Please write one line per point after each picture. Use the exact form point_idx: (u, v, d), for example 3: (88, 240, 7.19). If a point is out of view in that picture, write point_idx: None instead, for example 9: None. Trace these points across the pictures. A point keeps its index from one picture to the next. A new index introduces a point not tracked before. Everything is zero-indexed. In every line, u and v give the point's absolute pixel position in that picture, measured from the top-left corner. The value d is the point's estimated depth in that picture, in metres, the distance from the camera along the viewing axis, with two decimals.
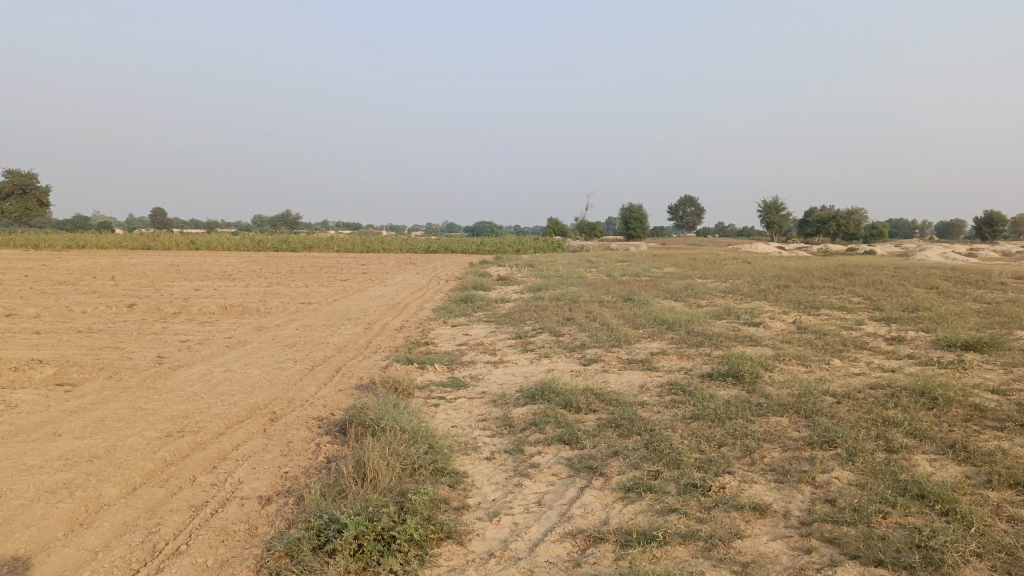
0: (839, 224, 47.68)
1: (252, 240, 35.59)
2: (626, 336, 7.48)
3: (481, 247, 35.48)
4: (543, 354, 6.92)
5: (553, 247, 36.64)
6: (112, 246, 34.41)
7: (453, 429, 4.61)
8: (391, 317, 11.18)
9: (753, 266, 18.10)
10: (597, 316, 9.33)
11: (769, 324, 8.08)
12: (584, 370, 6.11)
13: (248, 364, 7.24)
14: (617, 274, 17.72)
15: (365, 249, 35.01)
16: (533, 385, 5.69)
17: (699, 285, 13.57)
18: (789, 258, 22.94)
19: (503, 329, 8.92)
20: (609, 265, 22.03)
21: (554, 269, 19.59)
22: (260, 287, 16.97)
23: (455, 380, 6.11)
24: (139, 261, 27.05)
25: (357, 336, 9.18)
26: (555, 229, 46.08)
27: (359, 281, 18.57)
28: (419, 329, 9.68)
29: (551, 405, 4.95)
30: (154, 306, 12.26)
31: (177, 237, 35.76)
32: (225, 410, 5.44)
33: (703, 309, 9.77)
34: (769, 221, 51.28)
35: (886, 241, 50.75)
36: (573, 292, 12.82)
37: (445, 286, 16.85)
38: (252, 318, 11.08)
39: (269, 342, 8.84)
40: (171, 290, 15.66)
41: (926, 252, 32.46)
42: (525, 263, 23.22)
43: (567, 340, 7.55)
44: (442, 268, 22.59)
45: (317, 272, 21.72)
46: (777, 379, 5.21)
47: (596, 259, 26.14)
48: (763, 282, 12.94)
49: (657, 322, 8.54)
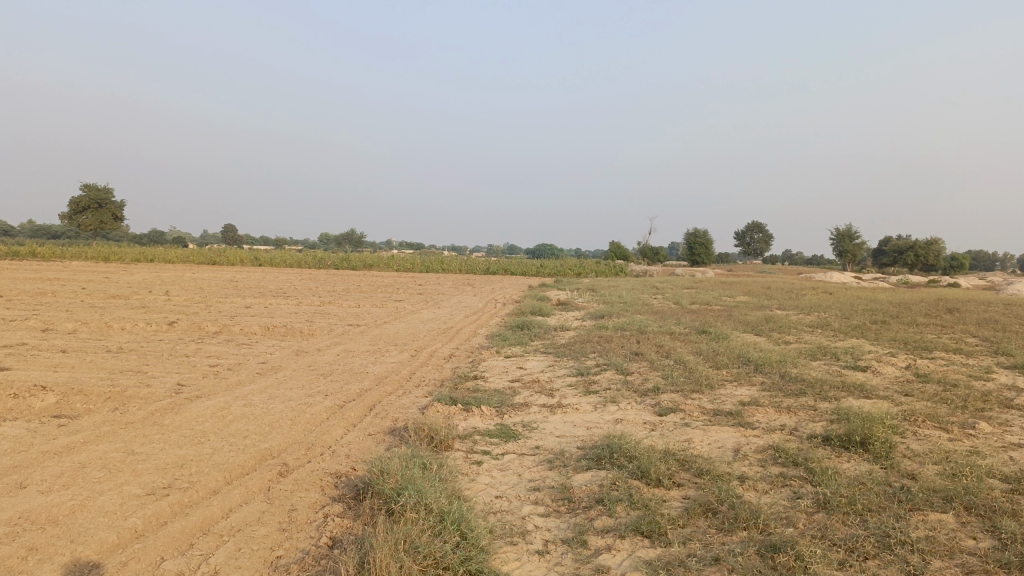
0: (917, 253, 45.11)
1: (313, 258, 35.39)
2: (708, 378, 6.35)
3: (540, 270, 34.49)
4: (609, 399, 5.85)
5: (615, 272, 35.38)
6: (178, 261, 34.64)
7: (498, 505, 3.60)
8: (441, 344, 10.27)
9: (834, 297, 16.57)
10: (670, 351, 8.21)
11: (878, 370, 6.82)
12: (660, 424, 5.02)
13: (272, 397, 6.37)
14: (686, 303, 16.45)
15: (424, 269, 34.46)
16: (598, 442, 4.63)
17: (779, 317, 12.24)
18: (872, 290, 21.21)
19: (563, 363, 7.89)
20: (676, 292, 20.74)
21: (618, 295, 18.46)
22: (311, 306, 16.31)
23: (505, 429, 5.11)
24: (199, 276, 26.86)
25: (401, 366, 8.26)
26: (617, 251, 44.81)
27: (413, 302, 17.77)
28: (468, 360, 8.71)
29: (623, 473, 3.91)
30: (195, 325, 11.64)
31: (240, 252, 35.86)
32: (227, 461, 4.54)
33: (792, 347, 8.53)
34: (841, 248, 48.93)
35: (969, 272, 47.74)
36: (640, 322, 11.71)
37: (502, 310, 15.84)
38: (292, 340, 10.32)
39: (304, 369, 7.99)
40: (220, 308, 15.14)
41: (1018, 285, 30.07)
42: (586, 286, 22.16)
43: (637, 382, 6.46)
44: (500, 291, 21.69)
45: (373, 292, 21.11)
46: (917, 449, 4.05)
47: (662, 285, 24.81)
48: (854, 316, 11.57)
49: (741, 361, 7.37)
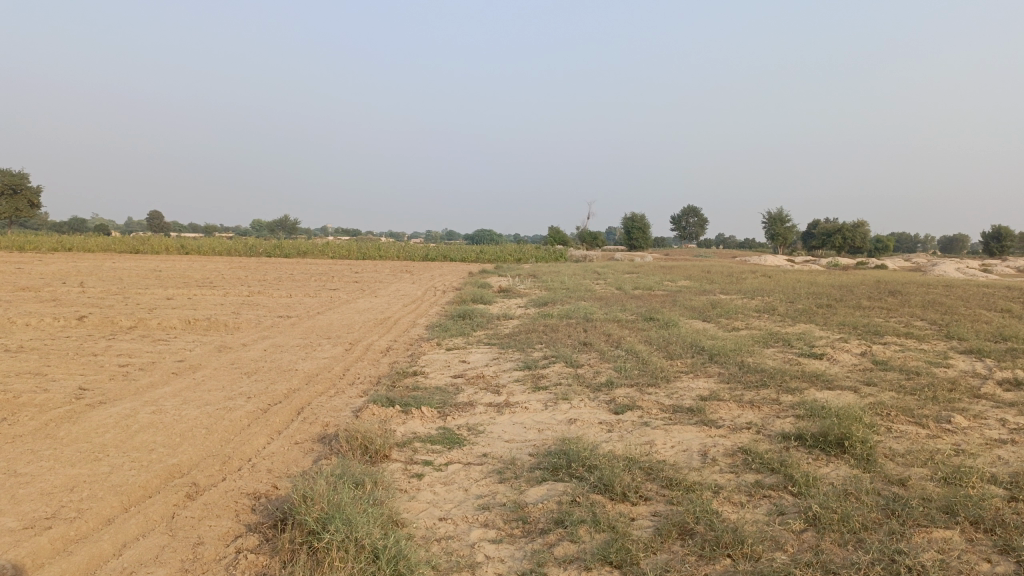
0: (845, 237, 46.26)
1: (245, 245, 34.06)
2: (663, 371, 5.98)
3: (480, 256, 34.03)
4: (560, 395, 5.42)
5: (555, 257, 35.14)
6: (99, 250, 32.88)
7: (443, 530, 3.12)
8: (378, 336, 9.69)
9: (774, 281, 16.54)
10: (620, 340, 7.84)
11: (835, 358, 6.57)
12: (618, 424, 4.60)
13: (186, 401, 5.73)
14: (630, 288, 16.19)
15: (361, 256, 33.57)
16: (552, 447, 4.19)
17: (725, 302, 12.04)
18: (810, 273, 21.34)
19: (508, 355, 7.43)
20: (618, 277, 20.50)
21: (560, 281, 18.10)
22: (239, 296, 15.44)
23: (449, 433, 4.61)
24: (121, 266, 25.42)
25: (333, 361, 7.67)
26: (556, 237, 44.67)
27: (349, 291, 17.05)
28: (407, 353, 8.17)
29: (583, 485, 3.47)
30: (108, 319, 10.74)
31: (166, 240, 34.24)
32: (127, 482, 3.93)
33: (743, 334, 8.26)
34: (774, 232, 49.80)
35: (894, 255, 49.23)
36: (585, 309, 11.33)
37: (441, 298, 15.29)
38: (216, 335, 9.57)
39: (226, 368, 7.32)
40: (139, 299, 14.17)
41: (942, 266, 31.00)
42: (526, 273, 21.77)
43: (588, 375, 6.05)
44: (441, 278, 21.10)
45: (307, 280, 20.28)
46: (898, 448, 3.73)
47: (603, 270, 24.60)
48: (799, 300, 11.43)
49: (695, 350, 7.04)
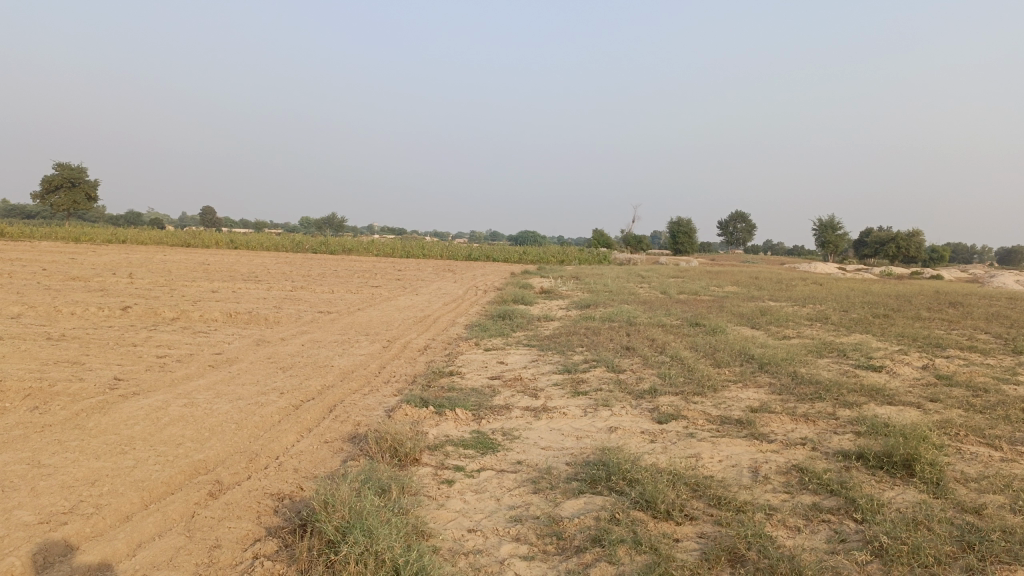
0: (898, 245, 44.90)
1: (291, 241, 34.41)
2: (710, 379, 5.69)
3: (523, 257, 33.86)
4: (600, 401, 5.17)
5: (599, 260, 34.75)
6: (151, 242, 33.56)
7: (471, 544, 2.91)
8: (416, 334, 9.55)
9: (825, 289, 15.98)
10: (664, 346, 7.55)
11: (895, 371, 6.19)
12: (662, 435, 4.34)
13: (219, 395, 5.63)
14: (675, 292, 15.81)
15: (405, 255, 33.66)
16: (591, 457, 3.95)
17: (774, 309, 11.60)
18: (862, 281, 20.64)
19: (548, 358, 7.20)
20: (662, 281, 20.09)
21: (603, 284, 17.78)
22: (282, 291, 15.50)
23: (483, 438, 4.41)
24: (171, 259, 25.87)
25: (370, 359, 7.53)
26: (601, 239, 44.28)
27: (391, 288, 17.02)
28: (445, 352, 8.00)
29: (623, 500, 3.23)
30: (152, 310, 10.81)
31: (216, 234, 34.80)
32: (150, 478, 3.82)
33: (795, 342, 7.90)
34: (824, 239, 48.57)
35: (951, 265, 47.62)
36: (628, 313, 11.04)
37: (482, 298, 15.12)
38: (255, 329, 9.54)
39: (262, 362, 7.23)
40: (185, 292, 14.29)
41: (1003, 278, 29.79)
42: (570, 274, 21.52)
43: (631, 381, 5.79)
44: (483, 278, 20.97)
45: (350, 277, 20.33)
46: (971, 472, 3.40)
47: (647, 274, 24.18)
48: (854, 309, 10.96)
49: (743, 358, 6.72)
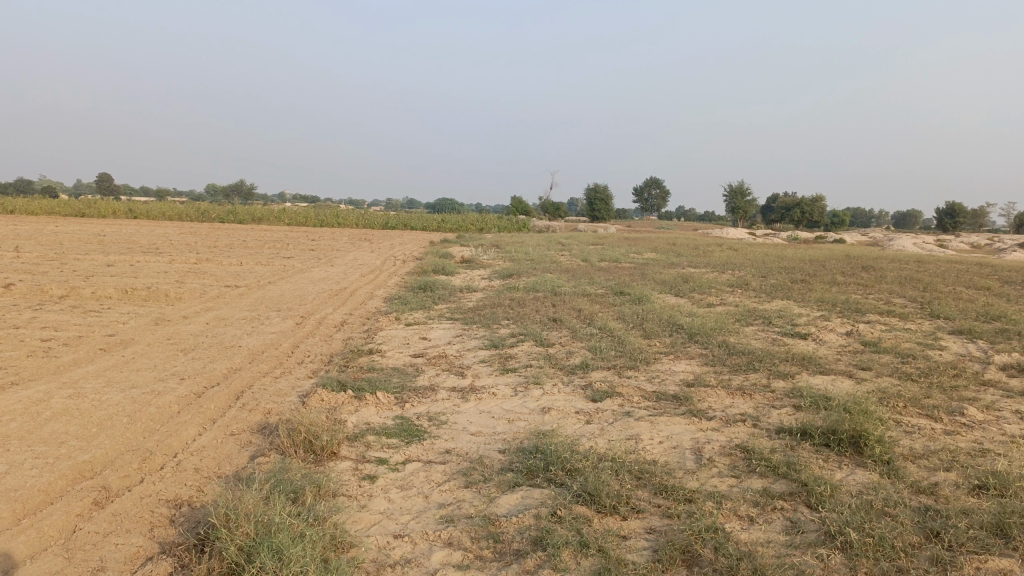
0: (804, 211, 46.51)
1: (197, 210, 32.75)
2: (641, 352, 5.51)
3: (441, 225, 33.31)
4: (531, 379, 4.92)
5: (517, 228, 34.55)
6: (41, 212, 31.30)
7: (399, 553, 2.59)
8: (332, 308, 9.07)
9: (740, 255, 16.21)
10: (592, 316, 7.36)
11: (821, 339, 6.17)
12: (597, 415, 4.11)
13: (110, 383, 5.08)
14: (596, 260, 15.73)
15: (318, 224, 32.57)
16: (526, 443, 3.68)
17: (695, 276, 11.62)
18: (773, 246, 21.14)
19: (472, 332, 6.90)
20: (582, 248, 20.01)
21: (523, 252, 17.55)
22: (186, 263, 14.60)
23: (407, 425, 4.07)
24: (62, 230, 24.13)
25: (282, 338, 7.04)
26: (518, 207, 44.08)
27: (304, 259, 16.32)
28: (363, 328, 7.59)
29: (565, 493, 2.97)
30: (37, 287, 9.89)
31: (114, 203, 32.73)
32: (23, 485, 3.32)
33: (720, 310, 7.84)
34: (734, 205, 49.80)
35: (853, 229, 49.69)
36: (551, 282, 10.82)
37: (401, 269, 14.64)
38: (155, 306, 8.84)
39: (161, 344, 6.65)
40: (77, 266, 13.24)
41: (901, 241, 31.22)
42: (490, 243, 21.21)
43: (560, 356, 5.56)
44: (401, 247, 20.41)
45: (261, 247, 19.41)
46: (917, 448, 3.31)
47: (567, 241, 24.09)
48: (773, 275, 11.06)
49: (672, 328, 6.59)
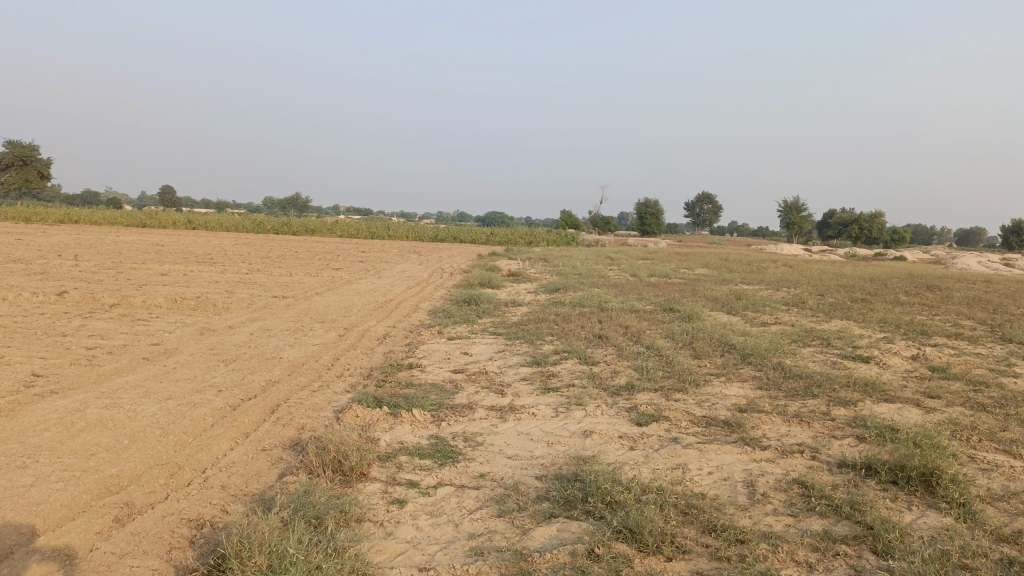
0: (862, 227, 45.19)
1: (252, 221, 33.36)
2: (691, 373, 5.24)
3: (490, 238, 33.29)
4: (573, 399, 4.70)
5: (566, 241, 34.32)
6: (104, 222, 32.28)
7: None
8: (375, 321, 8.99)
9: (796, 272, 15.71)
10: (639, 334, 7.11)
11: (885, 362, 5.81)
12: (642, 441, 3.88)
13: (147, 394, 5.04)
14: (645, 275, 15.41)
15: (369, 236, 32.86)
16: (564, 469, 3.47)
17: (748, 293, 11.23)
18: (830, 263, 20.47)
19: (515, 348, 6.71)
20: (631, 263, 19.69)
21: (571, 266, 17.32)
22: (237, 273, 14.77)
23: (441, 446, 3.90)
24: (122, 240, 24.79)
25: (323, 350, 6.96)
26: (568, 220, 43.84)
27: (352, 271, 16.38)
28: (405, 341, 7.47)
29: (603, 527, 2.75)
30: (90, 295, 10.05)
31: (173, 214, 33.56)
32: (47, 499, 3.25)
33: (775, 329, 7.50)
34: (789, 221, 48.68)
35: (914, 247, 48.07)
36: (598, 297, 10.57)
37: (448, 281, 14.56)
38: (202, 316, 8.88)
39: (203, 354, 6.62)
40: (131, 275, 13.49)
41: (964, 259, 30.05)
42: (538, 256, 21.05)
43: (605, 376, 5.33)
44: (449, 259, 20.38)
45: (311, 258, 19.58)
46: (996, 489, 3.00)
47: (616, 255, 23.75)
48: (831, 293, 10.62)
49: (723, 348, 6.30)
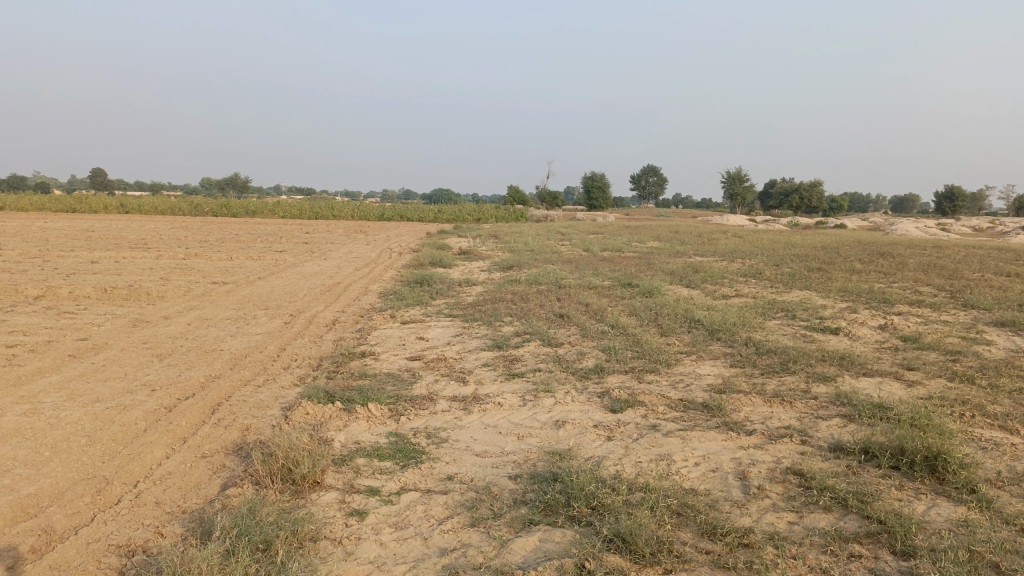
0: (803, 197, 45.95)
1: (190, 204, 32.15)
2: (661, 352, 5.00)
3: (438, 216, 32.73)
4: (541, 386, 4.41)
5: (515, 217, 34.00)
6: (31, 208, 30.69)
7: None
8: (323, 306, 8.54)
9: (748, 242, 15.70)
10: (601, 312, 6.85)
11: (854, 334, 5.67)
12: (619, 430, 3.61)
13: (71, 396, 4.56)
14: (599, 250, 15.19)
15: (313, 216, 31.98)
16: (539, 467, 3.18)
17: (704, 265, 11.09)
18: (777, 232, 20.62)
19: (474, 331, 6.39)
20: (582, 237, 19.49)
21: (522, 243, 16.99)
22: (173, 259, 14.03)
23: (402, 445, 3.57)
24: (50, 226, 23.50)
25: (267, 339, 6.52)
26: (516, 196, 43.46)
27: (297, 253, 15.78)
28: (357, 327, 7.07)
29: (592, 536, 2.46)
30: (12, 287, 9.34)
31: (105, 198, 32.09)
32: None
33: (738, 302, 7.33)
34: (733, 192, 49.20)
35: (853, 215, 49.13)
36: (554, 274, 10.30)
37: (397, 261, 14.11)
38: (135, 306, 8.30)
39: (137, 348, 6.12)
40: (58, 263, 12.67)
41: (902, 225, 30.75)
42: (488, 233, 20.69)
43: (572, 358, 5.05)
44: (397, 239, 19.86)
45: (253, 241, 18.84)
46: (1003, 472, 2.81)
47: (566, 230, 23.52)
48: (786, 263, 10.55)
49: (690, 323, 6.08)
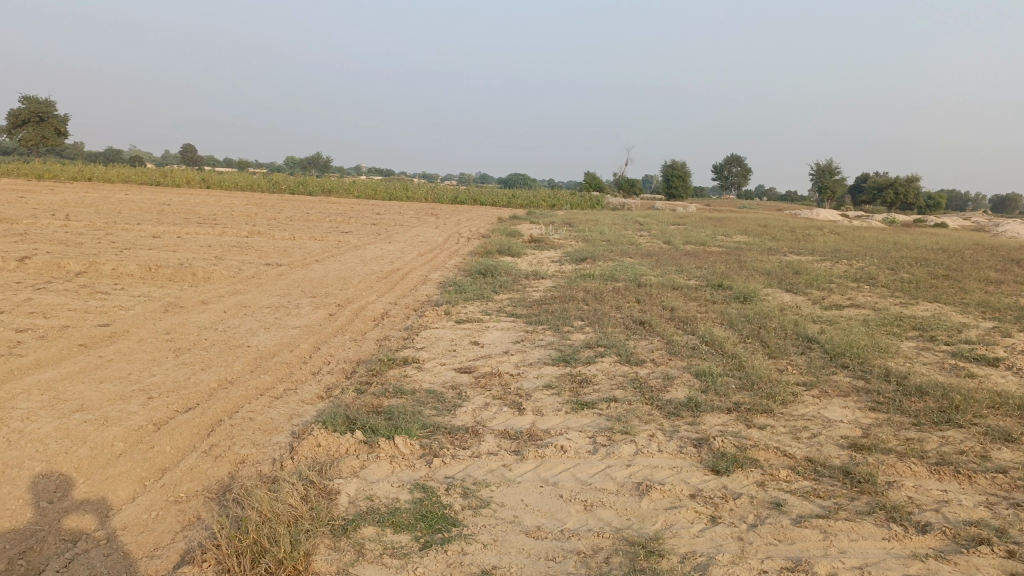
0: (898, 192, 43.03)
1: (267, 180, 32.14)
2: (774, 384, 3.91)
3: (511, 200, 31.82)
4: (618, 425, 3.41)
5: (590, 204, 32.80)
6: (116, 179, 31.18)
7: None
8: (375, 296, 7.71)
9: (850, 240, 14.17)
10: (691, 320, 5.77)
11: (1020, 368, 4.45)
12: (729, 507, 2.58)
13: (50, 403, 3.81)
14: (681, 243, 13.97)
15: (387, 197, 31.54)
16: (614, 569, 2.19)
17: (804, 266, 9.80)
18: (877, 230, 18.80)
19: (538, 337, 5.41)
20: (663, 229, 18.20)
21: (598, 231, 15.94)
22: (235, 236, 13.51)
23: (428, 507, 2.64)
24: (129, 198, 23.60)
25: (303, 335, 5.70)
26: (592, 183, 42.08)
27: (363, 234, 15.09)
28: (406, 324, 6.20)
29: None
30: (57, 261, 8.85)
31: (186, 172, 32.39)
32: None
33: (856, 314, 6.13)
34: (821, 184, 46.58)
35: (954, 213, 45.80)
36: (632, 269, 9.21)
37: (464, 247, 13.27)
38: (176, 289, 7.64)
39: (156, 340, 5.39)
40: (118, 237, 12.28)
41: (1012, 226, 28.12)
42: (562, 220, 19.68)
43: (657, 384, 4.02)
44: (468, 223, 19.01)
45: (321, 221, 18.30)
46: None
47: (645, 220, 22.21)
48: (903, 268, 9.17)
49: (803, 342, 4.95)
